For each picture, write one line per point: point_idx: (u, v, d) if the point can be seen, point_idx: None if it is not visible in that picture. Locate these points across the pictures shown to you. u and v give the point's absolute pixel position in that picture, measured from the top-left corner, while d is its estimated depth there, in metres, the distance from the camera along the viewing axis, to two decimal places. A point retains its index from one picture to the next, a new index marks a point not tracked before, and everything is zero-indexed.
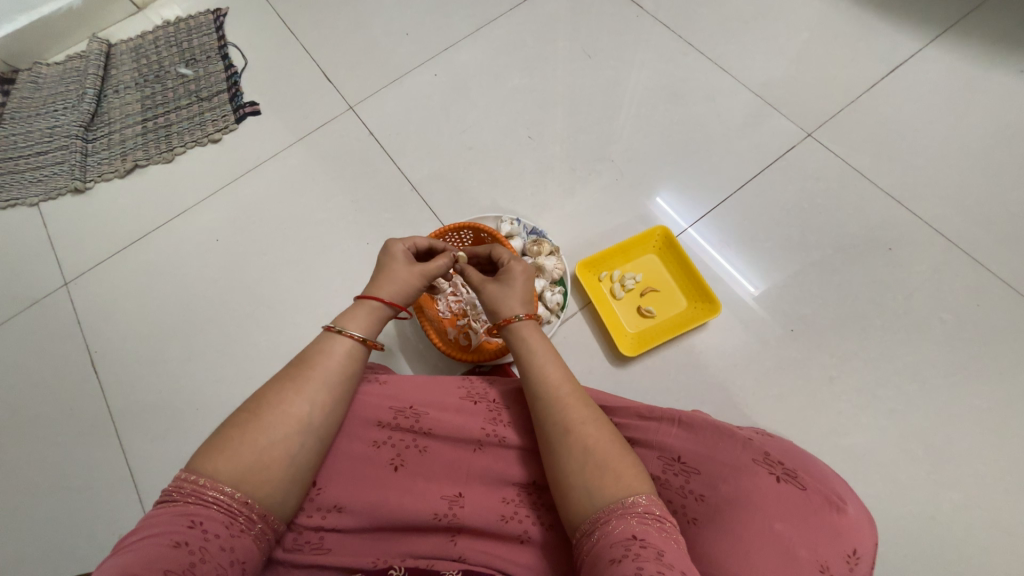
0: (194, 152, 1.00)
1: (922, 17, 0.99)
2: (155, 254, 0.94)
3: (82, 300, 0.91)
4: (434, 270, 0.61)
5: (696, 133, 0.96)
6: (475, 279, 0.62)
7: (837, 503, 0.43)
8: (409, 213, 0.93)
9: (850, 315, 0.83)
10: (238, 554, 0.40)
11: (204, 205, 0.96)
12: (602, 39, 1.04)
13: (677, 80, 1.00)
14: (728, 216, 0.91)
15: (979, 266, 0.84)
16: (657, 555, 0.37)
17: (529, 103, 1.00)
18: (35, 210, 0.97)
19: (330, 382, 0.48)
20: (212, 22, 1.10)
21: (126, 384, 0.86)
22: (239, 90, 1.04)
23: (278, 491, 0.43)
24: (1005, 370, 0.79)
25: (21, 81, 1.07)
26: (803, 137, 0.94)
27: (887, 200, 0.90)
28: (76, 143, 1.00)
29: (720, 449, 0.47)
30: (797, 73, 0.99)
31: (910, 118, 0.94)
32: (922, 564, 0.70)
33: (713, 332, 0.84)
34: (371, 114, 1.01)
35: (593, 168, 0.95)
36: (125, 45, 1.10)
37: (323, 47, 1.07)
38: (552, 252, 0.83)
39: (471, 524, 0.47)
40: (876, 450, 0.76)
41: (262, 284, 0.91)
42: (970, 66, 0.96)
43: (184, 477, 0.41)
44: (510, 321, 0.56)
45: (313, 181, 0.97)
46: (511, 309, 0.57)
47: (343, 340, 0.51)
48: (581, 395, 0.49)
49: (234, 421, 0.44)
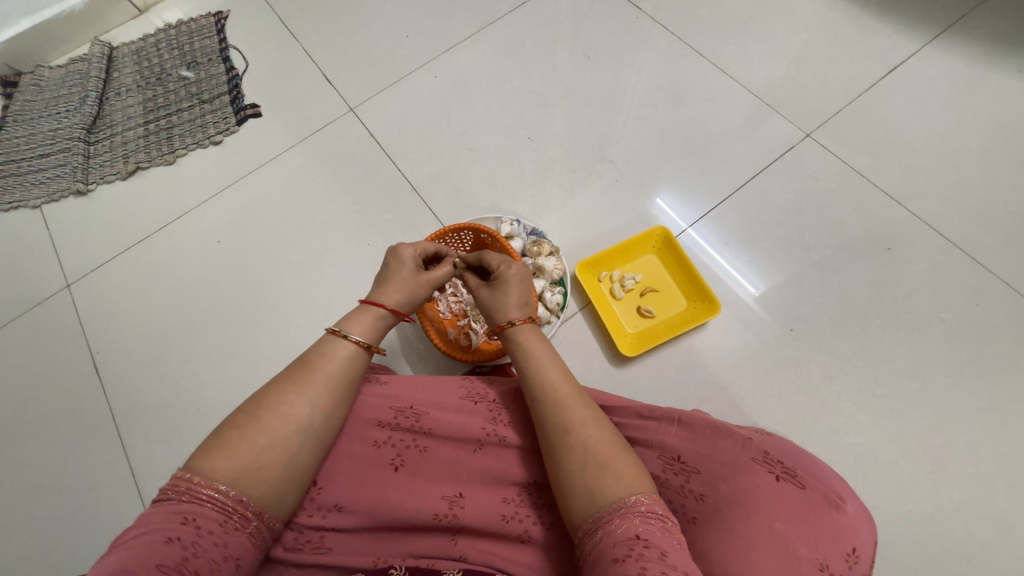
0: (195, 154, 1.01)
1: (921, 18, 1.00)
2: (156, 255, 0.94)
3: (83, 301, 0.92)
4: (437, 278, 0.62)
5: (696, 134, 0.96)
6: (476, 286, 0.62)
7: (835, 502, 0.43)
8: (409, 214, 0.94)
9: (849, 315, 0.83)
10: (232, 551, 0.40)
11: (205, 207, 0.97)
12: (602, 41, 1.04)
13: (676, 80, 1.00)
14: (727, 216, 0.91)
15: (979, 266, 0.84)
16: (660, 555, 0.37)
17: (529, 104, 1.00)
18: (37, 212, 0.98)
19: (330, 384, 0.49)
20: (213, 25, 1.11)
21: (127, 385, 0.86)
22: (240, 93, 1.05)
23: (275, 490, 0.43)
24: (1006, 369, 0.79)
25: (24, 84, 1.07)
26: (801, 137, 0.94)
27: (886, 199, 0.90)
28: (77, 145, 1.00)
29: (720, 449, 0.47)
30: (796, 74, 0.99)
31: (909, 118, 0.94)
32: (922, 563, 0.70)
33: (713, 332, 0.84)
34: (371, 115, 1.01)
35: (593, 169, 0.95)
36: (126, 48, 1.10)
37: (323, 49, 1.08)
38: (552, 253, 0.83)
39: (472, 524, 0.48)
40: (875, 449, 0.76)
41: (263, 286, 0.91)
42: (969, 66, 0.96)
43: (180, 476, 0.42)
44: (505, 327, 0.56)
45: (314, 182, 0.97)
46: (507, 315, 0.57)
47: (346, 344, 0.51)
48: (581, 395, 0.49)
49: (233, 421, 0.45)
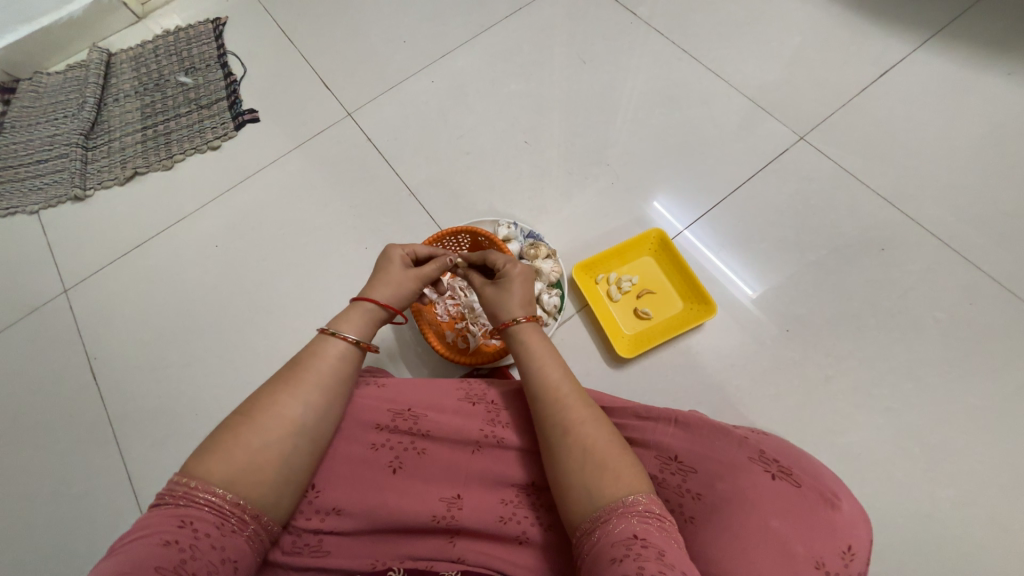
0: (194, 159, 1.01)
1: (912, 21, 1.01)
2: (154, 260, 0.94)
3: (81, 307, 0.92)
4: (429, 272, 0.61)
5: (692, 137, 0.97)
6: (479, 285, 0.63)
7: (831, 500, 0.43)
8: (407, 217, 0.94)
9: (845, 315, 0.84)
10: (230, 553, 0.40)
11: (203, 212, 0.97)
12: (598, 45, 1.05)
13: (672, 84, 1.01)
14: (723, 218, 0.92)
15: (973, 266, 0.85)
16: (658, 554, 0.37)
17: (526, 108, 1.01)
18: (34, 217, 0.98)
19: (324, 384, 0.49)
20: (212, 31, 1.11)
21: (125, 390, 0.86)
22: (238, 98, 1.05)
23: (271, 492, 0.44)
24: (1000, 369, 0.79)
25: (22, 91, 1.08)
26: (796, 140, 0.95)
27: (880, 201, 0.90)
28: (76, 151, 1.00)
29: (717, 448, 0.48)
30: (790, 77, 1.00)
31: (902, 120, 0.95)
32: (921, 562, 0.70)
33: (709, 333, 0.84)
34: (369, 120, 1.02)
35: (590, 172, 0.96)
36: (125, 55, 1.11)
37: (322, 54, 1.08)
38: (549, 255, 0.84)
39: (470, 526, 0.48)
40: (873, 448, 0.76)
41: (261, 289, 0.92)
42: (961, 68, 0.97)
43: (176, 480, 0.42)
44: (509, 324, 0.56)
45: (312, 186, 0.98)
46: (511, 313, 0.57)
47: (337, 342, 0.52)
48: (579, 395, 0.50)
49: (228, 424, 0.45)
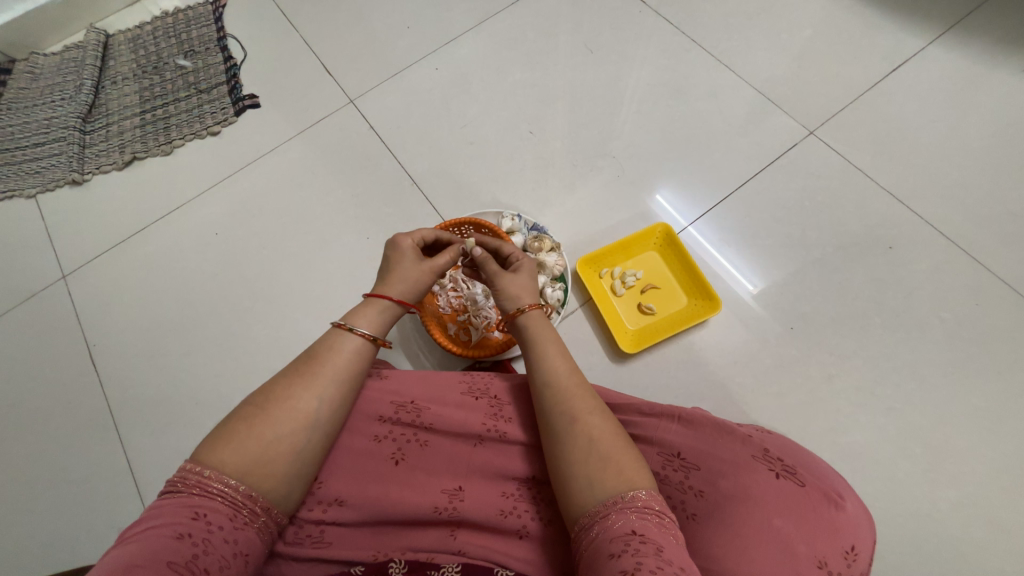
0: (194, 144, 1.00)
1: (924, 17, 0.99)
2: (154, 246, 0.93)
3: (80, 293, 0.91)
4: (441, 264, 0.61)
5: (698, 130, 0.96)
6: (494, 270, 0.61)
7: (835, 499, 0.44)
8: (409, 208, 0.93)
9: (850, 314, 0.84)
10: (242, 547, 0.40)
11: (203, 199, 0.96)
12: (604, 34, 1.03)
13: (679, 75, 0.99)
14: (728, 214, 0.91)
15: (979, 266, 0.85)
16: (656, 551, 0.37)
17: (531, 98, 1.00)
18: (32, 201, 0.97)
19: (338, 378, 0.48)
20: (211, 13, 1.09)
21: (126, 377, 0.86)
22: (238, 82, 1.04)
23: (282, 484, 0.43)
24: (1004, 369, 0.79)
25: (19, 72, 1.06)
26: (804, 135, 0.94)
27: (887, 198, 0.90)
28: (73, 134, 0.99)
29: (721, 446, 0.47)
30: (799, 71, 0.98)
31: (911, 116, 0.94)
32: (919, 561, 0.70)
33: (713, 329, 0.84)
34: (371, 107, 1.00)
35: (594, 164, 0.95)
36: (123, 36, 1.09)
37: (323, 39, 1.06)
38: (553, 248, 0.83)
39: (470, 518, 0.48)
40: (874, 448, 0.76)
41: (261, 278, 0.91)
42: (970, 64, 0.96)
43: (189, 469, 0.41)
44: (516, 314, 0.56)
45: (313, 174, 0.96)
46: (521, 302, 0.58)
47: (353, 337, 0.51)
48: (583, 388, 0.49)
49: (242, 413, 0.44)
